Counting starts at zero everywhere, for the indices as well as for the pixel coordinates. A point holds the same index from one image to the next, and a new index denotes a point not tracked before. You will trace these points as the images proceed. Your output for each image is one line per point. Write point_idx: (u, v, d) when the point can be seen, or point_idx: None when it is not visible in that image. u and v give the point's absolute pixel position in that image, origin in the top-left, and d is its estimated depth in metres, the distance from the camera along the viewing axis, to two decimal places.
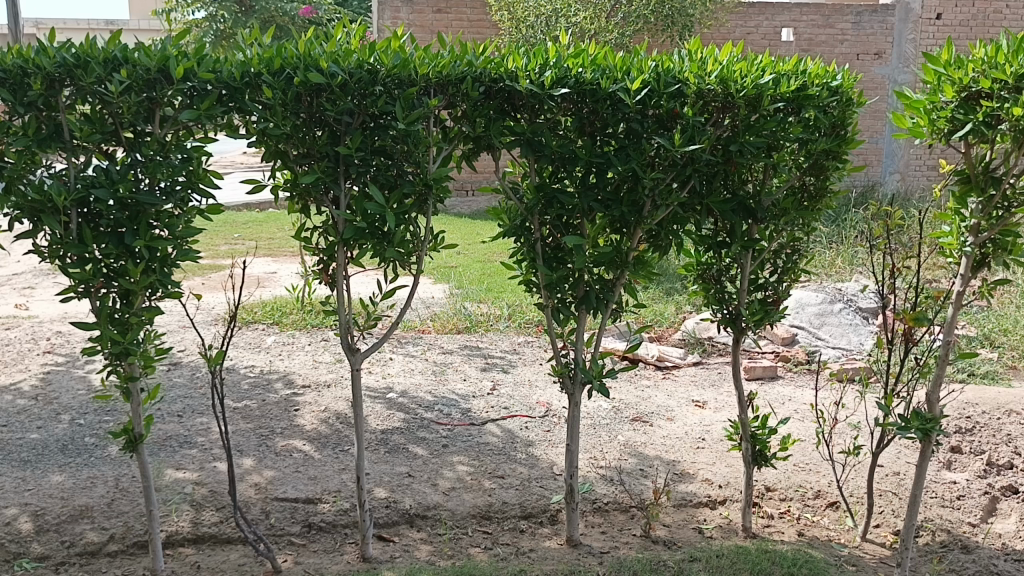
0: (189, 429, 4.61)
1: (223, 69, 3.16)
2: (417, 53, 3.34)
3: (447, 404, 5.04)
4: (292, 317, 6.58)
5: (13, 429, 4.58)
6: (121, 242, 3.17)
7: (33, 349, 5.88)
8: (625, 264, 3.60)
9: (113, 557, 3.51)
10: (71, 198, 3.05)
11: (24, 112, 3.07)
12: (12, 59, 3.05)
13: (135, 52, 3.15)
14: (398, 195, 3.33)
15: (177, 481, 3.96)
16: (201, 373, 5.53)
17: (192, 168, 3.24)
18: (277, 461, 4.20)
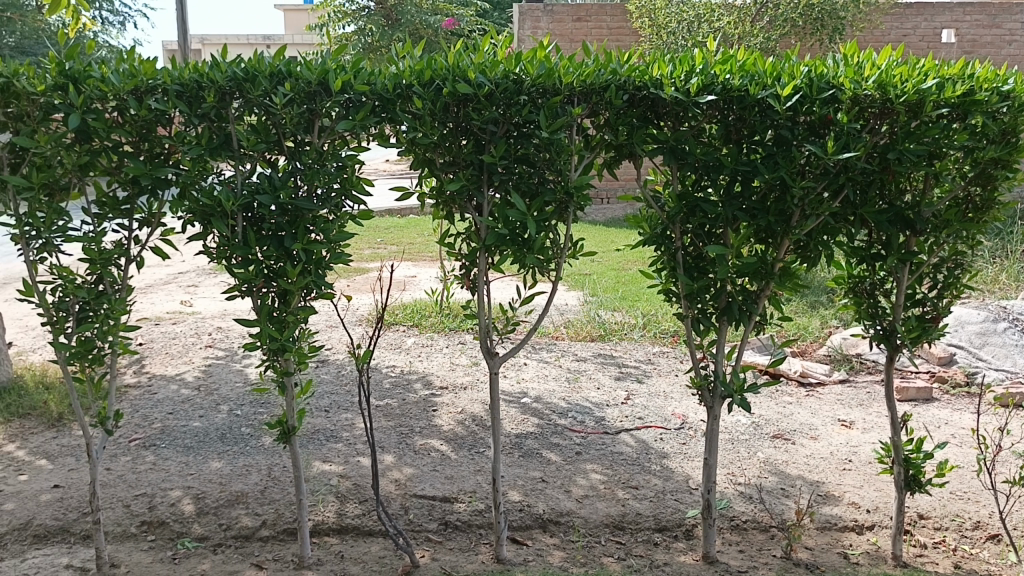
0: (335, 424, 4.83)
1: (377, 80, 3.31)
2: (561, 62, 3.38)
3: (581, 411, 5.04)
4: (430, 320, 6.78)
5: (178, 416, 4.94)
6: (281, 245, 3.38)
7: (196, 343, 6.32)
8: (771, 274, 3.49)
9: (265, 541, 3.71)
10: (238, 203, 3.28)
11: (198, 123, 3.33)
12: (190, 75, 3.34)
13: (298, 66, 3.35)
14: (540, 203, 3.38)
15: (324, 473, 4.16)
16: (347, 371, 5.78)
17: (346, 176, 3.41)
18: (416, 459, 4.33)
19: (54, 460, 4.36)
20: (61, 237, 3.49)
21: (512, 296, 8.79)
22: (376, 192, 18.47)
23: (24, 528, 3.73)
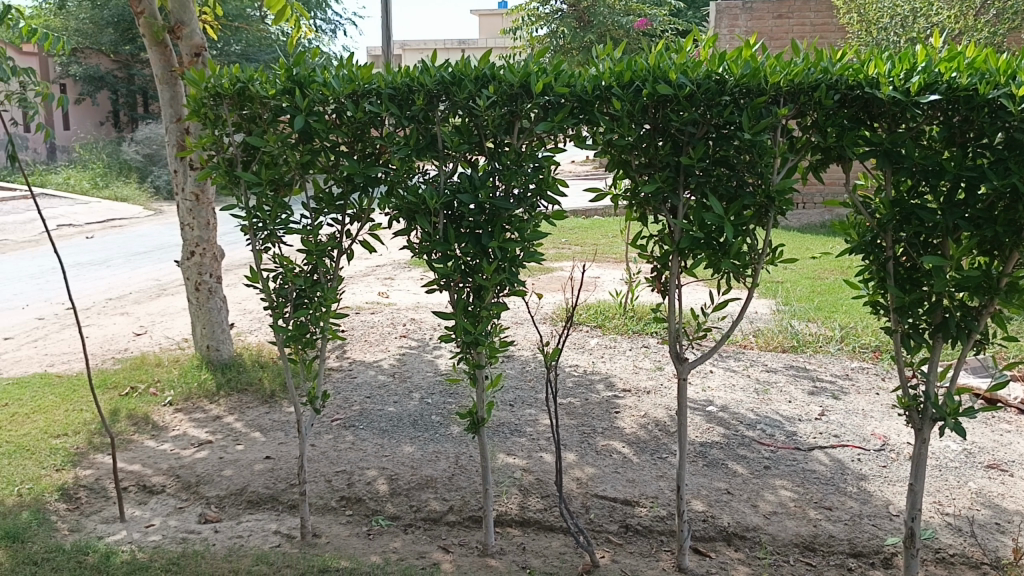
0: (520, 419, 4.94)
1: (577, 83, 3.35)
2: (768, 62, 3.25)
3: (771, 424, 4.86)
4: (614, 322, 6.78)
5: (375, 400, 5.24)
6: (478, 243, 3.51)
7: (392, 332, 6.67)
8: (996, 290, 3.18)
9: (451, 526, 3.86)
10: (440, 201, 3.44)
11: (407, 125, 3.51)
12: (402, 79, 3.52)
13: (501, 69, 3.45)
14: (738, 207, 3.29)
15: (508, 465, 4.27)
16: (531, 368, 5.90)
17: (543, 176, 3.48)
18: (598, 460, 4.35)
19: (266, 433, 4.75)
20: (283, 229, 3.80)
21: (704, 301, 8.58)
22: (568, 193, 18.68)
23: (240, 493, 4.11)
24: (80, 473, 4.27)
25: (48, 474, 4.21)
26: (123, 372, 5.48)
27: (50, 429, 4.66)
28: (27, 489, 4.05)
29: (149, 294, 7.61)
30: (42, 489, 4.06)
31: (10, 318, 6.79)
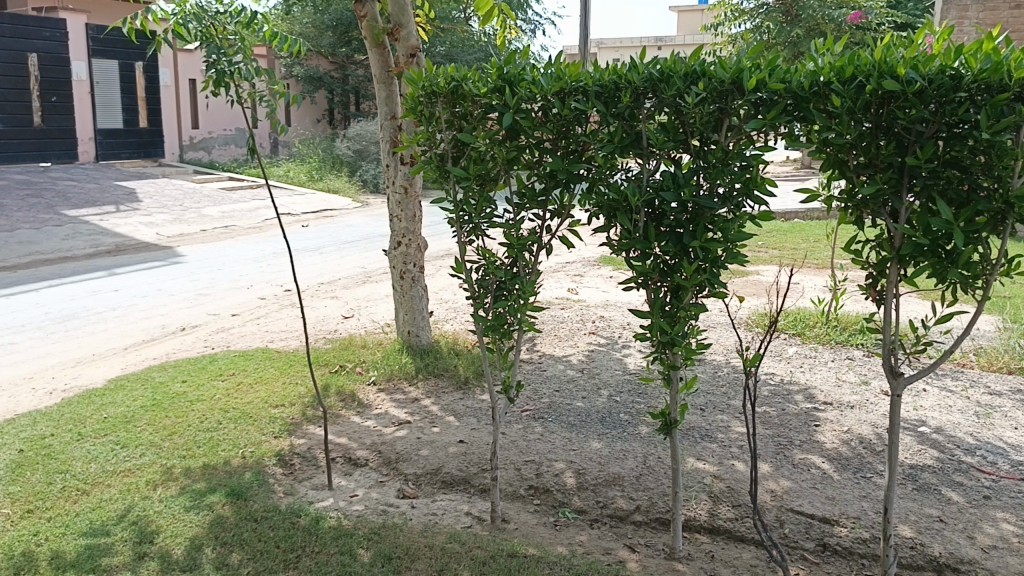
0: (711, 424, 4.83)
1: (793, 78, 3.20)
2: (1013, 55, 2.98)
3: (993, 451, 4.44)
4: (815, 330, 6.46)
5: (564, 394, 5.31)
6: (679, 242, 3.46)
7: (581, 328, 6.73)
8: None
9: (638, 526, 3.84)
10: (643, 199, 3.43)
11: (613, 122, 3.52)
12: (609, 76, 3.53)
13: (712, 65, 3.37)
14: (970, 212, 3.02)
15: (698, 470, 4.20)
16: (724, 373, 5.75)
17: (750, 176, 3.36)
18: (795, 473, 4.17)
19: (460, 418, 4.95)
20: (487, 223, 3.92)
21: (918, 313, 7.97)
22: (778, 192, 17.71)
23: (435, 472, 4.31)
24: (295, 441, 4.64)
25: (268, 440, 4.61)
26: (333, 351, 5.90)
27: (270, 399, 5.10)
28: (250, 452, 4.47)
29: (356, 281, 8.13)
30: (263, 453, 4.46)
31: (237, 296, 7.50)
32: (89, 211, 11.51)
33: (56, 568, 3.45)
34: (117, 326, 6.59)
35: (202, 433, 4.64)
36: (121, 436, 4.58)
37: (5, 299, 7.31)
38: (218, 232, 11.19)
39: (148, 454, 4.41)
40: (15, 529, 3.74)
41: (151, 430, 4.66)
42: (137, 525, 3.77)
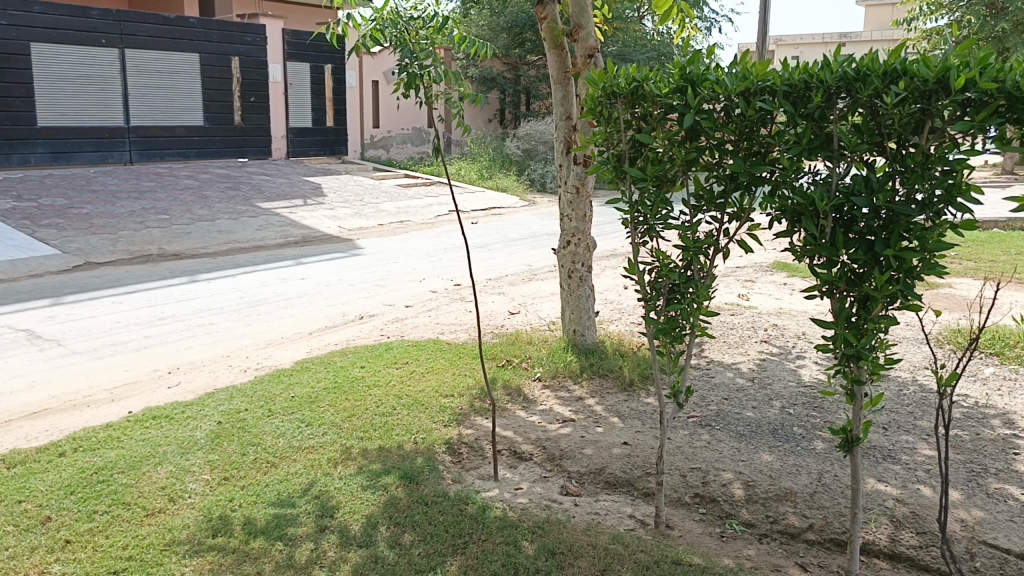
0: (894, 444, 4.55)
1: (1009, 77, 2.95)
2: None
3: None
4: (1017, 351, 5.93)
5: (733, 403, 5.17)
6: (870, 250, 3.27)
7: (752, 336, 6.53)
8: None
9: (811, 545, 3.68)
10: (831, 204, 3.27)
11: (801, 123, 3.38)
12: (800, 76, 3.39)
13: (915, 63, 3.14)
14: None
15: (879, 492, 3.97)
16: (910, 391, 5.39)
17: (952, 182, 3.12)
18: (988, 504, 3.85)
19: (624, 420, 4.93)
20: (662, 224, 3.84)
21: None
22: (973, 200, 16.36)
23: (599, 472, 4.32)
24: (463, 431, 4.79)
25: (438, 428, 4.79)
26: (500, 346, 6.04)
27: (441, 389, 5.29)
28: (422, 438, 4.66)
29: (523, 278, 8.27)
30: (434, 440, 4.64)
31: (411, 289, 7.83)
32: (279, 203, 12.37)
33: (248, 533, 3.76)
34: (303, 312, 7.05)
35: (378, 417, 4.88)
36: (306, 415, 4.91)
37: (207, 282, 8.00)
38: (393, 227, 11.72)
39: (329, 433, 4.70)
40: (214, 494, 4.10)
41: (332, 411, 4.96)
42: (319, 500, 4.04)
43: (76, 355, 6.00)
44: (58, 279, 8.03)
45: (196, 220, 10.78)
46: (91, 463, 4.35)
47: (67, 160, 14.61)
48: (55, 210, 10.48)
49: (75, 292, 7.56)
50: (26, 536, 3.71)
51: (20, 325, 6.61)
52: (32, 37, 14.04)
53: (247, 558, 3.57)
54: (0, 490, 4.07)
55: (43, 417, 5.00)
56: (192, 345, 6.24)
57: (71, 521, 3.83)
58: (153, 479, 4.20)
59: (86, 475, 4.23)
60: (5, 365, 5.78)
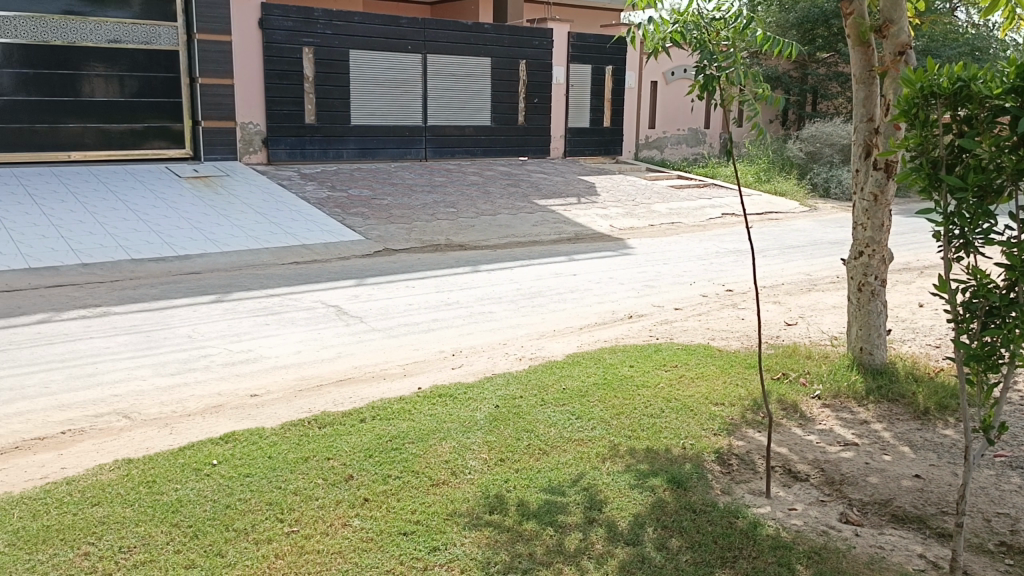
0: None
1: None
2: None
3: None
4: None
5: None
6: None
7: None
8: None
9: None
10: None
11: None
12: None
13: None
14: None
15: None
16: None
17: None
18: None
19: (915, 451, 4.54)
20: (982, 240, 3.40)
21: None
22: None
23: (884, 504, 4.03)
24: (734, 442, 4.66)
25: (708, 435, 4.71)
26: (776, 357, 5.80)
27: (711, 396, 5.19)
28: (691, 444, 4.61)
29: (801, 287, 7.89)
30: (703, 448, 4.56)
31: (681, 291, 7.78)
32: (555, 201, 12.83)
33: (522, 515, 3.95)
34: (574, 307, 7.26)
35: (647, 418, 4.90)
36: (576, 407, 5.04)
37: (487, 273, 8.50)
38: (665, 228, 11.69)
39: (598, 428, 4.79)
40: (491, 473, 4.35)
41: (601, 406, 5.06)
42: (587, 492, 4.14)
43: (375, 332, 6.66)
44: (362, 263, 8.95)
45: (480, 214, 11.49)
46: (386, 431, 4.81)
47: (373, 155, 16.18)
48: (362, 201, 11.66)
49: (374, 275, 8.38)
50: (333, 489, 4.19)
51: (330, 302, 7.45)
52: (352, 45, 15.51)
53: (519, 538, 3.76)
54: (313, 446, 4.63)
55: (348, 385, 5.61)
56: (474, 331, 6.67)
57: (369, 481, 4.26)
58: (437, 452, 4.55)
59: (382, 441, 4.68)
60: (318, 336, 6.56)
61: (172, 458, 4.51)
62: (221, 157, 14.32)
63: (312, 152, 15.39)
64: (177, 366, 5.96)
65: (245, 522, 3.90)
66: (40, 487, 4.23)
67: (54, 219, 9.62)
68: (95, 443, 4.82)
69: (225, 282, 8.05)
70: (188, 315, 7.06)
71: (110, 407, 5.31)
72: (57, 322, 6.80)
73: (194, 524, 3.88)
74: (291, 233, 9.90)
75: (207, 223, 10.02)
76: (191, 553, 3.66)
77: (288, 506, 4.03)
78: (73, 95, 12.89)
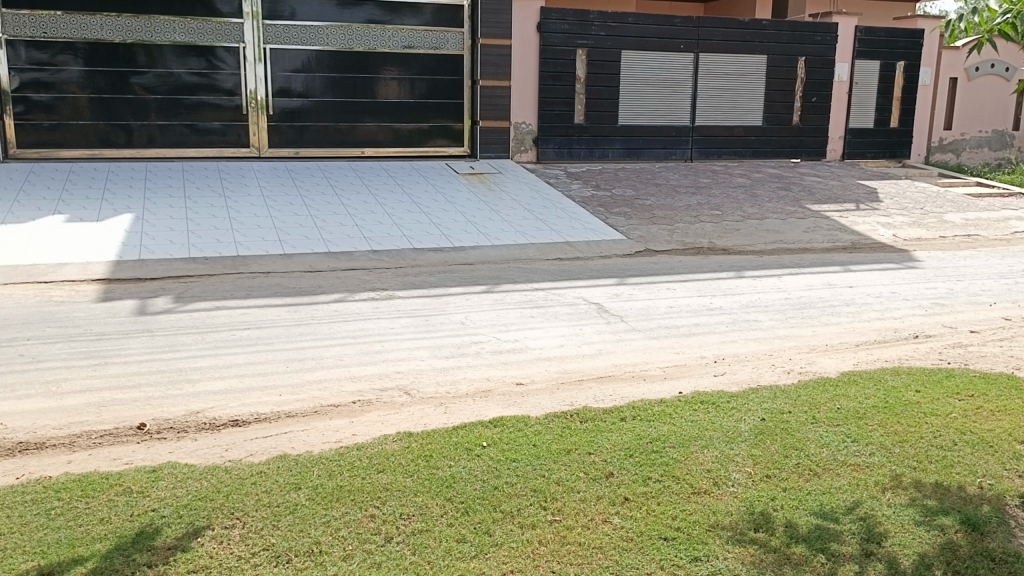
0: None
1: None
2: None
3: None
4: None
5: None
6: None
7: None
8: None
9: None
10: None
11: None
12: None
13: None
14: None
15: None
16: None
17: None
18: None
19: None
20: None
21: None
22: None
23: None
24: None
25: (1011, 477, 4.18)
26: None
27: (1016, 433, 4.61)
28: (990, 485, 4.12)
29: None
30: (1005, 490, 4.06)
31: (980, 312, 6.98)
32: (830, 206, 12.07)
33: (790, 537, 3.76)
34: (850, 322, 6.78)
35: (936, 450, 4.44)
36: (853, 430, 4.70)
37: (753, 279, 8.19)
38: (959, 241, 10.57)
39: (878, 455, 4.43)
40: (756, 489, 4.18)
41: (882, 431, 4.67)
42: (865, 522, 3.84)
43: (636, 332, 6.66)
44: (624, 262, 9.01)
45: (747, 218, 11.11)
46: (646, 432, 4.80)
47: (638, 156, 16.25)
48: (626, 201, 11.74)
49: (636, 275, 8.41)
50: (594, 484, 4.25)
51: (592, 299, 7.59)
52: (624, 46, 15.65)
53: (787, 562, 3.58)
54: (576, 440, 4.73)
55: (608, 382, 5.67)
56: (738, 339, 6.46)
57: (629, 481, 4.27)
58: (699, 460, 4.46)
59: (643, 442, 4.67)
60: (581, 332, 6.69)
61: (446, 436, 4.82)
62: (495, 155, 15.10)
63: (579, 151, 15.78)
64: (451, 350, 6.38)
65: (511, 505, 4.07)
66: (335, 449, 4.71)
67: (349, 209, 10.69)
68: (380, 415, 5.28)
69: (495, 274, 8.48)
70: (461, 302, 7.53)
71: (393, 382, 5.80)
72: (351, 302, 7.55)
73: (465, 500, 4.11)
74: (556, 230, 10.20)
75: (479, 218, 10.60)
76: (462, 528, 3.89)
77: (551, 495, 4.15)
78: (371, 97, 14.23)
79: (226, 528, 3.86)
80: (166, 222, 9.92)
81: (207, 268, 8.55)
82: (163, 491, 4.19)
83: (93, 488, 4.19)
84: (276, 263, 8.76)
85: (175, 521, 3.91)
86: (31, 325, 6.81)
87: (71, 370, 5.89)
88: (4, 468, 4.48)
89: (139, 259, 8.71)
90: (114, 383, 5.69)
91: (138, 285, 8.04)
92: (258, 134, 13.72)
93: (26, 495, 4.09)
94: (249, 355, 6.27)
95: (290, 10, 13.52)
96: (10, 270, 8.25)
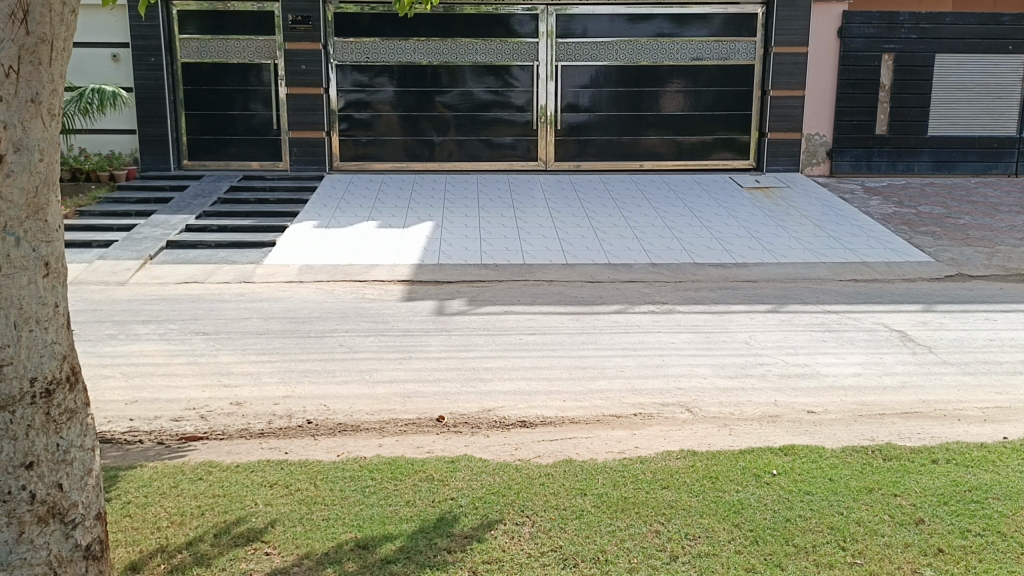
0: None
1: None
2: None
3: None
4: None
5: None
6: None
7: None
8: None
9: None
10: None
11: None
12: None
13: None
14: None
15: None
16: None
17: None
18: None
19: None
20: None
21: None
22: None
23: None
24: None
25: None
26: None
27: None
28: None
29: None
30: None
31: None
32: None
33: None
34: None
35: None
36: None
37: None
38: None
39: None
40: None
41: None
42: None
43: (947, 366, 6.02)
44: (931, 287, 8.18)
45: None
46: (964, 479, 4.29)
47: (948, 169, 14.76)
48: (933, 219, 10.70)
49: (947, 302, 7.60)
50: (902, 530, 3.87)
51: (895, 325, 6.98)
52: (938, 49, 14.25)
53: None
54: (878, 479, 4.35)
55: (915, 419, 5.16)
56: None
57: (944, 531, 3.84)
58: None
59: (959, 489, 4.18)
60: (881, 361, 6.18)
61: (733, 459, 4.66)
62: (784, 168, 14.48)
63: (879, 164, 14.66)
64: (736, 370, 6.18)
65: (806, 540, 3.83)
66: (618, 460, 4.74)
67: (631, 222, 10.78)
68: (662, 430, 5.23)
69: (782, 293, 8.10)
70: (745, 321, 7.28)
71: (675, 398, 5.73)
72: (632, 313, 7.61)
73: (755, 529, 3.93)
74: (852, 248, 9.55)
75: (766, 233, 10.21)
76: (752, 558, 3.72)
77: (850, 536, 3.84)
78: (656, 109, 14.26)
79: (517, 525, 4.02)
80: (462, 230, 10.66)
81: (496, 275, 9.05)
82: (461, 482, 4.47)
83: (401, 472, 4.58)
84: (560, 272, 9.06)
85: (472, 511, 4.15)
86: (349, 319, 7.64)
87: (382, 362, 6.52)
88: (328, 445, 5.04)
89: (438, 264, 9.44)
90: (417, 376, 6.20)
91: (436, 287, 8.70)
92: (546, 147, 14.34)
93: (346, 472, 4.57)
94: (536, 359, 6.53)
95: (581, 28, 13.94)
96: (333, 270, 9.33)
